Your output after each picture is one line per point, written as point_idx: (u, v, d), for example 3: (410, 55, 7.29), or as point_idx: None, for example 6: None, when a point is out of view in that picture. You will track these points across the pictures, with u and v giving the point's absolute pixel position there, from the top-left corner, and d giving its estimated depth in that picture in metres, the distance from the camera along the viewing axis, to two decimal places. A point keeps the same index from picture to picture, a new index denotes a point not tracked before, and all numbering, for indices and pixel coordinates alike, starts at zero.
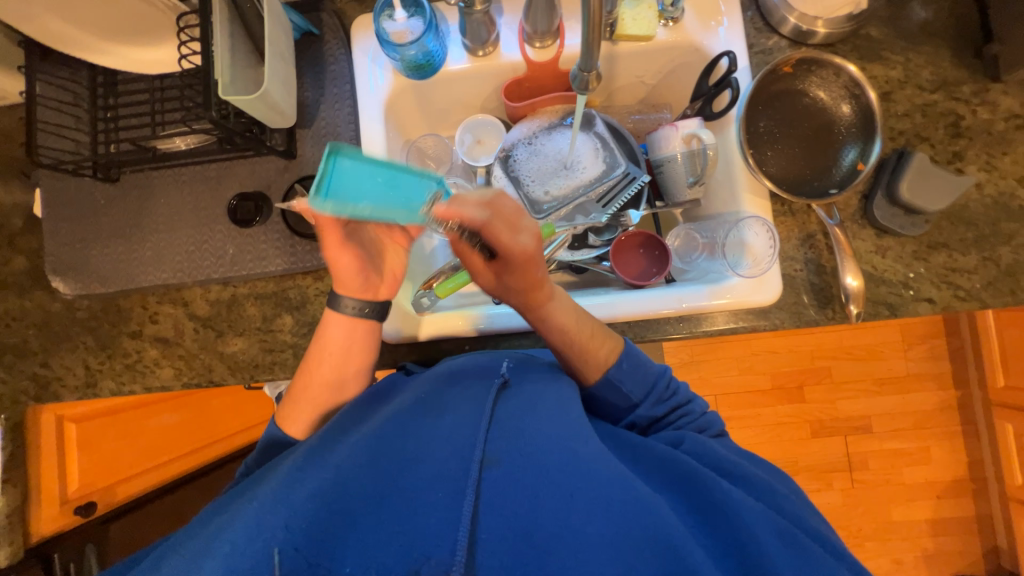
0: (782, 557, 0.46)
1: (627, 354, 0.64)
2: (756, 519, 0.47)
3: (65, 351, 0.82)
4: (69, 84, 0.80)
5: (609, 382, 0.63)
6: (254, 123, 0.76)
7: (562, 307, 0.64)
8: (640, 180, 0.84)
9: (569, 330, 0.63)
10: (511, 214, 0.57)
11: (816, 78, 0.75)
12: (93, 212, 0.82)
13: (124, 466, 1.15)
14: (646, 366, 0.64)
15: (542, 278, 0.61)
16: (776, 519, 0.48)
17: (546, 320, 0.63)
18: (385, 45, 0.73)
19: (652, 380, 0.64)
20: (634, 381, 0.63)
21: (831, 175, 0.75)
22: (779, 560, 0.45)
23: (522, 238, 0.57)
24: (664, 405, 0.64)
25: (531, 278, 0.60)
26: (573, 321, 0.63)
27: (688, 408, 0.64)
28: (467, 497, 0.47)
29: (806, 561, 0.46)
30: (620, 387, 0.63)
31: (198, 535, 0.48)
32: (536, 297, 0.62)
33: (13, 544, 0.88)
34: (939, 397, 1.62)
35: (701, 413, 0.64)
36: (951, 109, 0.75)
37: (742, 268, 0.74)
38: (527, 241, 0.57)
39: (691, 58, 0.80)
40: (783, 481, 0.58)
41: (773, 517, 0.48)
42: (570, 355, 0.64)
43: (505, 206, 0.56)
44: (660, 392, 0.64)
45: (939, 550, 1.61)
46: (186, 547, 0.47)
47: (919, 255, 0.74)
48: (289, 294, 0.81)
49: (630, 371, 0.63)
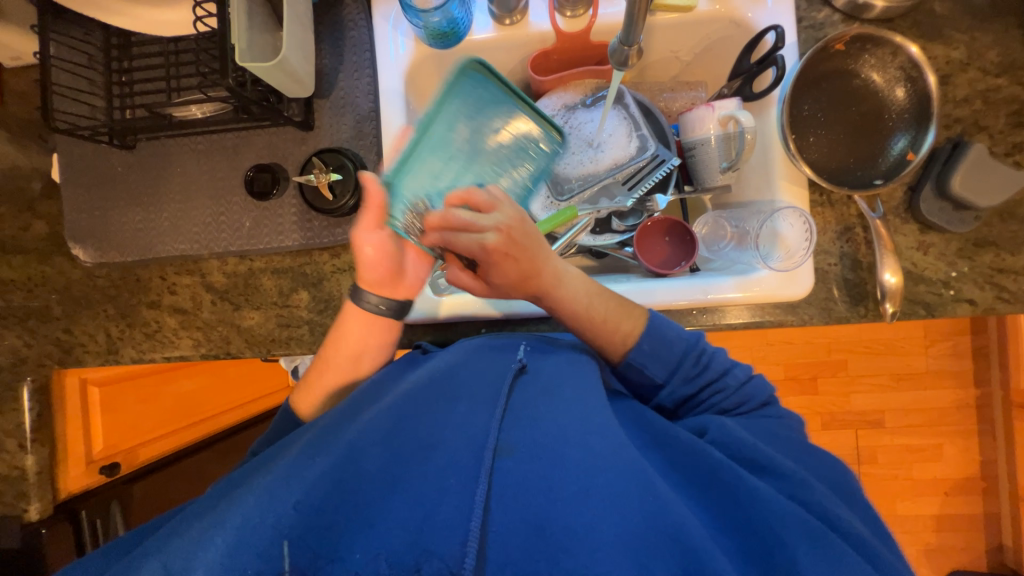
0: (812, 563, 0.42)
1: (649, 333, 0.62)
2: (783, 522, 0.45)
3: (86, 318, 0.83)
4: (83, 45, 0.78)
5: (633, 364, 0.62)
6: (270, 92, 0.73)
7: (571, 288, 0.63)
8: (670, 163, 0.79)
9: (587, 305, 0.63)
10: (480, 204, 0.61)
11: (870, 58, 0.70)
12: (110, 179, 0.81)
13: (146, 429, 1.19)
14: (670, 342, 0.61)
15: (534, 265, 0.62)
16: (807, 520, 0.45)
17: (559, 302, 0.63)
18: (407, 10, 0.69)
19: (677, 359, 0.61)
20: (658, 362, 0.61)
21: (875, 165, 0.70)
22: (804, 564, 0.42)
23: (484, 240, 0.60)
24: (692, 383, 0.61)
25: (517, 268, 0.62)
26: (585, 298, 0.63)
27: (718, 383, 0.61)
28: (479, 485, 0.45)
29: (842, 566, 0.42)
30: (644, 369, 0.62)
31: (201, 523, 0.46)
32: (539, 284, 0.63)
33: (44, 500, 0.88)
34: (957, 395, 1.58)
35: (739, 385, 0.61)
36: (1015, 95, 0.70)
37: (773, 261, 0.70)
38: (489, 236, 0.60)
39: (731, 32, 0.75)
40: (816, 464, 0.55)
41: (801, 516, 0.45)
42: (588, 332, 0.64)
43: (475, 198, 0.61)
44: (687, 370, 0.61)
45: (941, 546, 1.62)
46: (180, 538, 0.45)
47: (964, 253, 0.70)
48: (306, 270, 0.80)
49: (652, 353, 0.61)
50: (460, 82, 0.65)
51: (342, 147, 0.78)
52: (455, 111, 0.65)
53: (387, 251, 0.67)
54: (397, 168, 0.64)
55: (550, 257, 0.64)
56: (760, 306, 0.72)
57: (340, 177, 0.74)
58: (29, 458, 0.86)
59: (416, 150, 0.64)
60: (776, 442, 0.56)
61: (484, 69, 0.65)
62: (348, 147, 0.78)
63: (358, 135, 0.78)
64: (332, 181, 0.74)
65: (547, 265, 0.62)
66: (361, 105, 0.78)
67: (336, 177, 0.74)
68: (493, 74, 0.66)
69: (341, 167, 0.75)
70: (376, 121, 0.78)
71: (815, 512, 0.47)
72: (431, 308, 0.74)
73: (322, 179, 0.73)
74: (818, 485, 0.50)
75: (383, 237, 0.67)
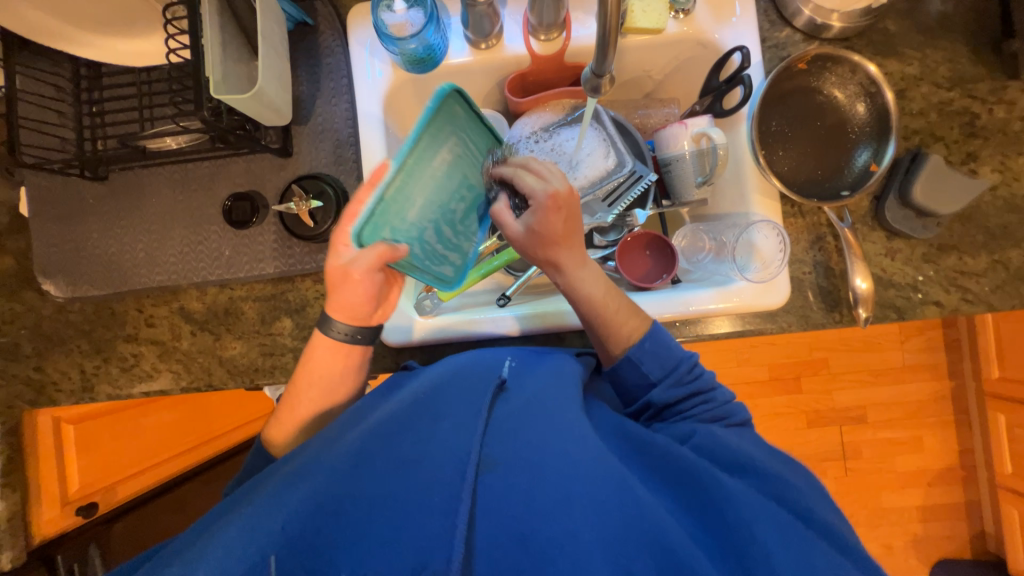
0: (787, 559, 0.42)
1: (652, 335, 0.60)
2: (756, 516, 0.44)
3: (59, 354, 0.80)
4: (51, 78, 0.77)
5: (630, 360, 0.60)
6: (247, 120, 0.72)
7: (589, 277, 0.62)
8: (647, 179, 0.81)
9: (598, 302, 0.61)
10: (541, 169, 0.63)
11: (832, 76, 0.73)
12: (82, 211, 0.79)
13: (125, 465, 1.15)
14: (669, 349, 0.60)
15: (572, 234, 0.61)
16: (778, 515, 0.46)
17: (575, 288, 0.62)
18: (383, 38, 0.69)
19: (673, 362, 0.60)
20: (655, 362, 0.59)
21: (842, 177, 0.73)
22: (779, 559, 0.42)
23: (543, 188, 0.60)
24: (683, 388, 0.59)
25: (560, 228, 0.61)
26: (601, 293, 0.61)
27: (709, 395, 0.59)
28: (463, 501, 0.44)
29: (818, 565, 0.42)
30: (639, 366, 0.60)
31: (172, 560, 0.44)
32: (562, 258, 0.62)
33: (17, 547, 0.84)
34: (933, 387, 1.64)
35: (723, 401, 0.59)
36: (966, 107, 0.74)
37: (749, 272, 0.72)
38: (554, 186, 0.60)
39: (699, 53, 0.78)
40: (800, 472, 0.53)
41: (772, 511, 0.46)
42: (598, 327, 0.62)
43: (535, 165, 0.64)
44: (682, 375, 0.59)
45: (929, 536, 1.65)
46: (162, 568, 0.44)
47: (929, 258, 0.73)
48: (288, 297, 0.79)
49: (652, 352, 0.60)
50: (438, 113, 0.57)
51: (322, 172, 0.78)
52: (428, 148, 0.57)
53: (371, 289, 0.65)
54: (371, 210, 0.56)
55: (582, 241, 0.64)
56: (740, 315, 0.74)
57: (321, 203, 0.74)
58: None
59: (388, 189, 0.56)
60: (763, 449, 0.55)
61: (460, 100, 0.59)
62: (327, 172, 0.78)
63: (337, 161, 0.78)
64: (312, 209, 0.74)
65: (576, 240, 0.63)
66: (340, 130, 0.78)
67: (317, 204, 0.74)
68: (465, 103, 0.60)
69: (321, 193, 0.75)
70: (355, 146, 0.78)
71: (789, 508, 0.47)
72: (417, 329, 0.74)
73: (303, 207, 0.73)
74: (787, 478, 0.50)
75: (377, 281, 0.65)
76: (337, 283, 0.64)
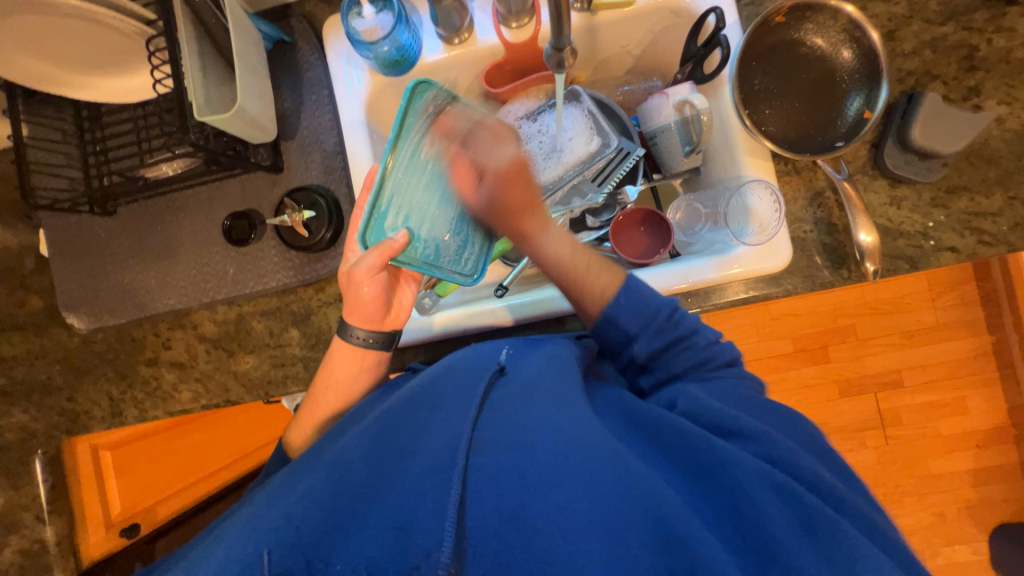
0: (783, 518, 0.41)
1: (626, 288, 0.59)
2: (752, 480, 0.43)
3: (88, 384, 0.84)
4: (56, 123, 0.81)
5: (607, 317, 0.60)
6: (236, 141, 0.75)
7: (555, 238, 0.62)
8: (635, 154, 0.80)
9: (566, 263, 0.61)
10: (497, 132, 0.62)
11: (811, 25, 0.70)
12: (96, 246, 0.83)
13: (163, 486, 1.22)
14: (643, 299, 0.59)
15: (529, 203, 0.62)
16: (773, 473, 0.43)
17: (544, 254, 0.62)
18: (357, 45, 0.71)
19: (650, 312, 0.59)
20: (632, 313, 0.59)
21: (835, 127, 0.70)
22: (775, 519, 0.41)
23: (495, 157, 0.61)
24: (664, 337, 0.58)
25: (517, 203, 0.61)
26: (570, 255, 0.61)
27: (691, 340, 0.59)
28: (452, 486, 0.44)
29: (809, 517, 0.41)
30: (618, 322, 0.59)
31: (196, 550, 0.47)
32: (529, 231, 0.62)
33: (68, 568, 0.92)
34: (971, 344, 1.56)
35: (707, 344, 0.59)
36: (963, 40, 0.70)
37: (747, 236, 0.70)
38: (503, 158, 0.61)
39: (673, 21, 0.76)
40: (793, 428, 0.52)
41: (769, 472, 0.44)
42: (570, 287, 0.62)
43: (474, 139, 0.62)
44: (660, 325, 0.58)
45: (984, 501, 1.56)
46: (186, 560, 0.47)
47: (938, 202, 0.69)
48: (293, 309, 0.81)
49: (627, 308, 0.59)
50: (416, 103, 0.62)
51: (313, 184, 0.80)
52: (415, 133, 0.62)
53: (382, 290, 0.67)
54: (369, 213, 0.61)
55: (542, 210, 0.64)
56: (745, 281, 0.72)
57: (314, 214, 0.76)
58: (49, 529, 0.90)
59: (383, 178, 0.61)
60: (742, 404, 0.53)
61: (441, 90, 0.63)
62: (317, 183, 0.80)
63: (326, 171, 0.80)
64: (306, 219, 0.76)
65: (536, 212, 0.62)
66: (326, 141, 0.80)
67: (310, 214, 0.76)
68: (446, 94, 0.64)
69: (313, 204, 0.77)
70: (342, 154, 0.80)
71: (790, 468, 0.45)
72: (421, 327, 0.74)
73: (296, 218, 0.75)
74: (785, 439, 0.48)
75: (380, 281, 0.66)
76: (345, 288, 0.67)
